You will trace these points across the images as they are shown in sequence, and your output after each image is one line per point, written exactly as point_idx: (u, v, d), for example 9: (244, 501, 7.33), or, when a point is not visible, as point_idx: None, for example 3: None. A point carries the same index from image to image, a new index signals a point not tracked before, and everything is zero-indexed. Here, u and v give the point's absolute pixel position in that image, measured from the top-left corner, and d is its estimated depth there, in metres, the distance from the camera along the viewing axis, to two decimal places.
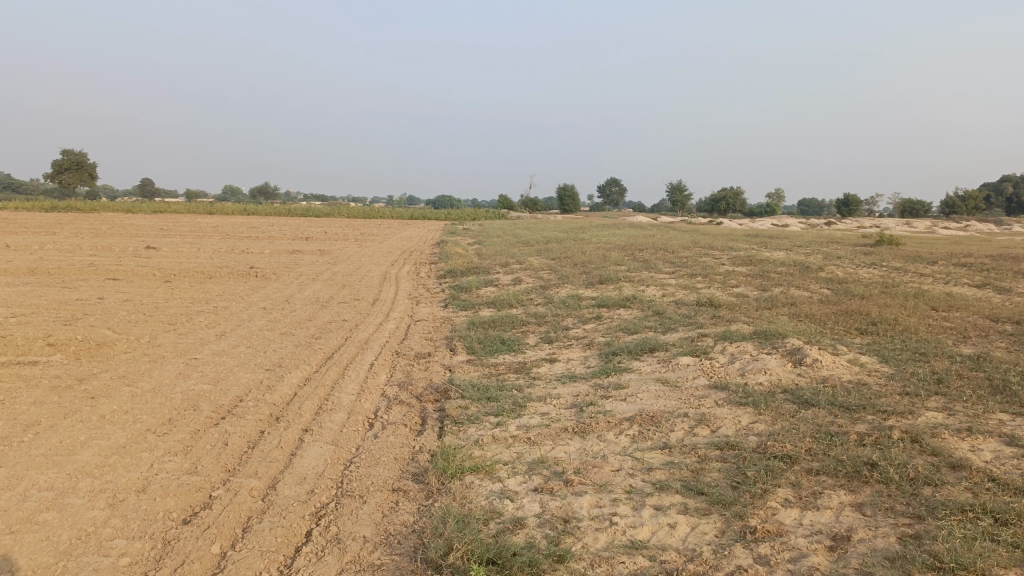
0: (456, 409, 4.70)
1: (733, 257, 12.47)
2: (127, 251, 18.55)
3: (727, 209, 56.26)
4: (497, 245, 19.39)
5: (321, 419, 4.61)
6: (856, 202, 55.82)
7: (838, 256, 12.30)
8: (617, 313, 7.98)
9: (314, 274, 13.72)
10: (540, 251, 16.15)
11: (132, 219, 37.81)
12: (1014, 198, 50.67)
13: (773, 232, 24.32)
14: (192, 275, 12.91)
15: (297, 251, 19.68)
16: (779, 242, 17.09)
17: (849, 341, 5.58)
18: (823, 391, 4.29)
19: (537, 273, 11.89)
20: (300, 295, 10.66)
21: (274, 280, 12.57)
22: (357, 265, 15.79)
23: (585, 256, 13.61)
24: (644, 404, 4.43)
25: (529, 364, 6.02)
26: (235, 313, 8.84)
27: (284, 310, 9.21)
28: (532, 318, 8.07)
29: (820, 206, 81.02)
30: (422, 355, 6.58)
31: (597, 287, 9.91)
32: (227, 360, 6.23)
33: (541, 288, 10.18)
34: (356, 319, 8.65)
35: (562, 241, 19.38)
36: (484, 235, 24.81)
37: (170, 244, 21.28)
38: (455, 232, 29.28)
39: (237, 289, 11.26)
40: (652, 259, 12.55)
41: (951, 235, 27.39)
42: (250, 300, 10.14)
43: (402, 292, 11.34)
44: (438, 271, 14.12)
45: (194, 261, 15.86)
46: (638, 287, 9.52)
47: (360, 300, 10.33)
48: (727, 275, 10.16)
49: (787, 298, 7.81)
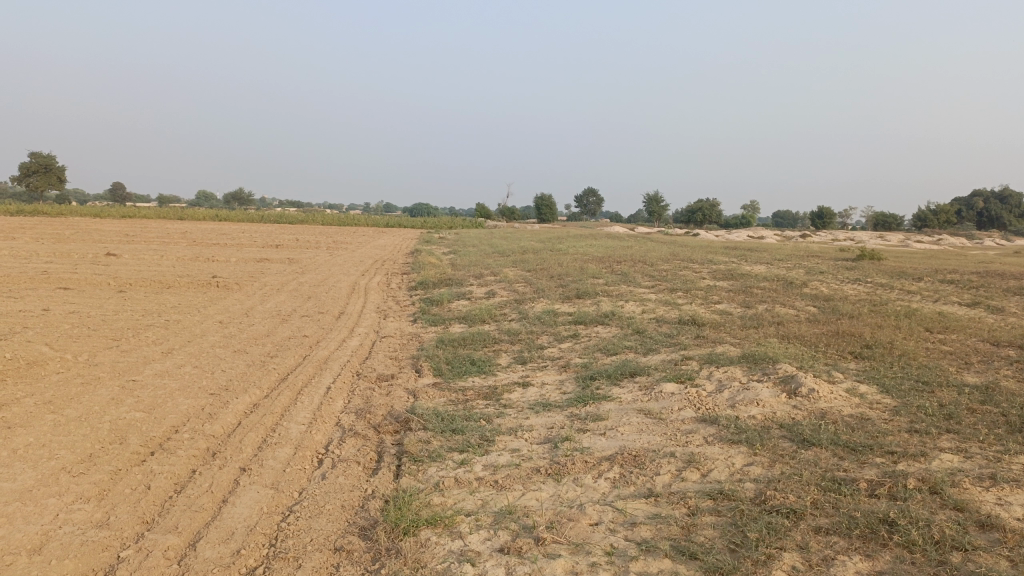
0: (416, 444, 4.21)
1: (714, 271, 12.11)
2: (86, 257, 17.79)
3: (704, 220, 56.38)
4: (472, 255, 18.90)
5: (263, 455, 4.09)
6: (830, 214, 56.14)
7: (821, 271, 11.98)
8: (594, 331, 7.53)
9: (279, 285, 13.13)
10: (516, 262, 15.72)
11: (99, 225, 36.75)
12: (985, 213, 51.30)
13: (750, 244, 24.18)
14: (150, 285, 12.26)
15: (265, 260, 19.06)
16: (759, 255, 16.85)
17: (845, 367, 5.17)
18: (825, 429, 3.85)
19: (512, 286, 11.42)
20: (261, 308, 10.10)
21: (236, 291, 11.97)
22: (326, 275, 15.24)
23: (562, 269, 13.18)
24: (625, 440, 3.97)
25: (499, 388, 5.54)
26: (188, 328, 8.27)
27: (242, 324, 8.65)
28: (505, 336, 7.60)
29: (795, 219, 81.59)
30: (385, 377, 6.07)
31: (574, 301, 9.47)
32: (168, 383, 5.68)
33: (515, 302, 9.71)
34: (317, 335, 8.12)
35: (539, 252, 18.98)
36: (458, 245, 24.31)
37: (133, 251, 20.54)
38: (431, 240, 28.77)
39: (196, 300, 10.67)
40: (631, 271, 12.14)
41: (925, 249, 27.39)
42: (207, 312, 9.56)
43: (370, 305, 10.81)
44: (410, 282, 13.62)
45: (154, 270, 15.18)
46: (617, 302, 9.09)
47: (324, 313, 9.78)
48: (709, 290, 9.77)
49: (773, 317, 7.41)
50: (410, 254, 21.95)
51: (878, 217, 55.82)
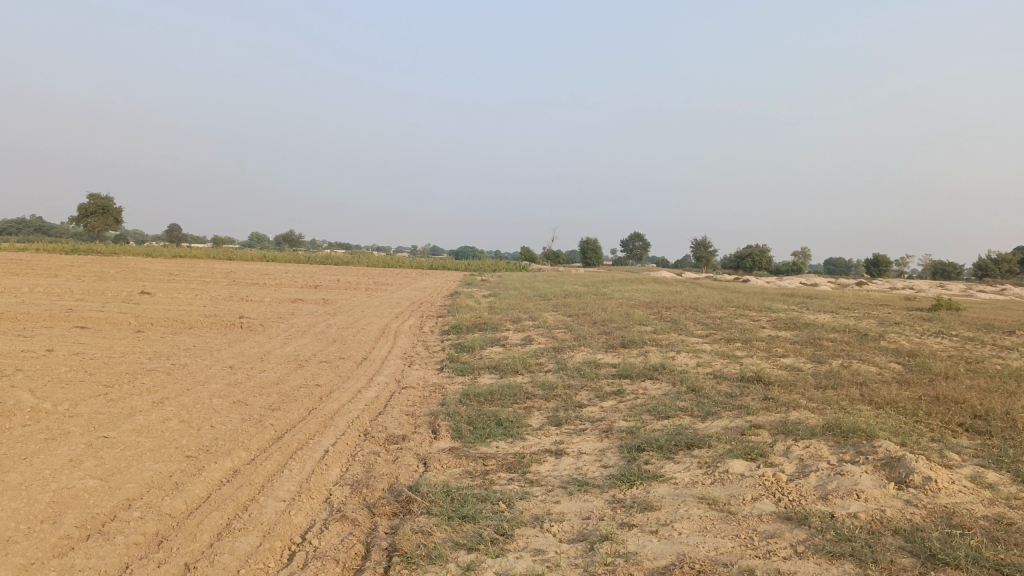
0: (414, 537, 3.30)
1: (773, 320, 11.07)
2: (119, 296, 17.42)
3: (753, 266, 54.93)
4: (512, 299, 18.06)
5: (219, 548, 3.23)
6: (886, 262, 54.16)
7: (894, 321, 10.84)
8: (642, 387, 6.55)
9: (306, 327, 12.41)
10: (557, 306, 14.86)
11: (147, 263, 37.00)
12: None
13: (803, 292, 22.99)
14: (171, 325, 11.68)
15: (299, 301, 18.43)
16: (819, 303, 15.70)
17: (959, 446, 4.12)
18: (960, 540, 2.83)
19: (551, 332, 10.54)
20: (278, 352, 9.36)
21: (259, 332, 11.28)
22: (359, 317, 14.57)
23: (606, 314, 12.26)
24: (684, 544, 3.00)
25: (527, 458, 4.61)
26: (191, 374, 7.52)
27: (252, 370, 7.87)
28: (539, 390, 6.67)
29: (847, 266, 79.33)
30: (394, 439, 5.18)
31: (618, 351, 8.53)
32: (142, 442, 4.88)
33: (553, 351, 8.79)
34: (331, 384, 7.29)
35: (581, 296, 18.13)
36: (498, 288, 23.51)
37: (167, 290, 20.15)
38: (472, 282, 28.14)
39: (213, 342, 10.00)
40: (681, 319, 11.17)
41: (991, 299, 25.77)
42: (219, 356, 8.84)
43: (396, 350, 9.98)
44: (444, 326, 12.83)
45: (182, 309, 14.65)
46: (667, 353, 8.12)
47: (344, 359, 8.97)
48: (771, 341, 8.75)
49: (851, 377, 6.37)
50: (447, 297, 21.22)
51: (936, 266, 53.72)
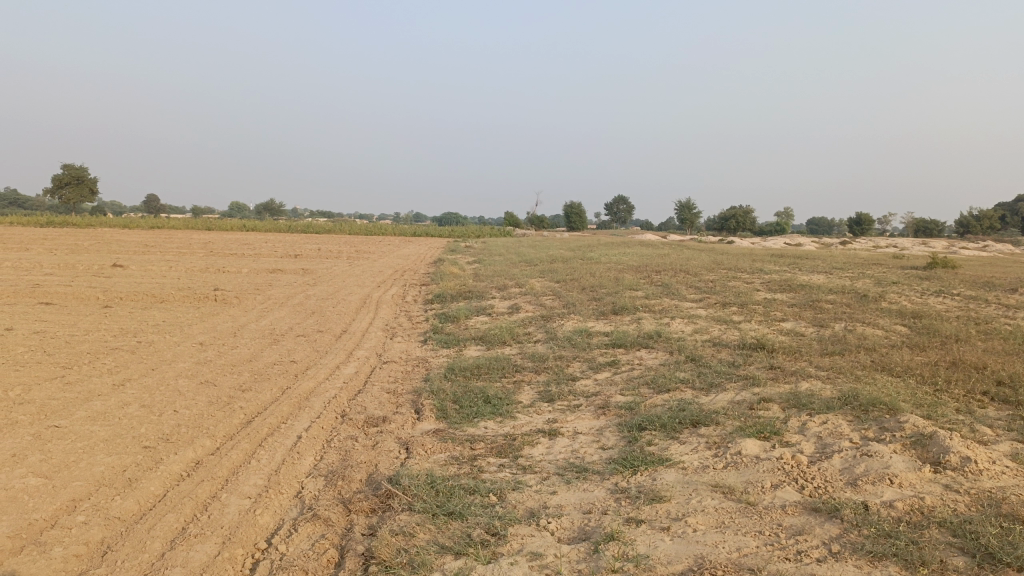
0: (393, 540, 2.91)
1: (767, 282, 10.73)
2: (91, 269, 16.82)
3: (737, 227, 54.77)
4: (497, 265, 17.62)
5: (171, 561, 2.83)
6: (869, 221, 54.09)
7: (892, 280, 10.52)
8: (638, 357, 6.17)
9: (283, 299, 11.94)
10: (544, 272, 14.47)
11: (123, 235, 36.11)
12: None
13: (788, 251, 22.80)
14: (141, 299, 11.17)
15: (278, 271, 17.88)
16: (810, 263, 15.40)
17: (991, 419, 3.77)
18: (1017, 534, 2.48)
19: (538, 299, 10.13)
20: (253, 326, 8.90)
21: (234, 305, 10.81)
22: (339, 287, 14.11)
23: (595, 279, 11.88)
24: (702, 544, 2.63)
25: (519, 440, 4.23)
26: (158, 352, 7.07)
27: (223, 346, 7.42)
28: (529, 363, 6.28)
29: (829, 225, 79.47)
30: (374, 421, 4.78)
31: (609, 318, 8.15)
32: (95, 432, 4.45)
33: (542, 319, 8.40)
34: (307, 360, 6.86)
35: (567, 261, 17.73)
36: (482, 255, 23.06)
37: (142, 262, 19.51)
38: (455, 249, 27.69)
39: (184, 317, 9.52)
40: (672, 282, 10.80)
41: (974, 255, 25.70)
42: (190, 331, 8.37)
43: (377, 322, 9.55)
44: (427, 295, 12.39)
45: (155, 282, 14.11)
46: (661, 320, 7.76)
47: (322, 333, 8.52)
48: (768, 305, 8.42)
49: (857, 342, 6.02)
50: (430, 264, 20.74)
51: (919, 224, 53.79)
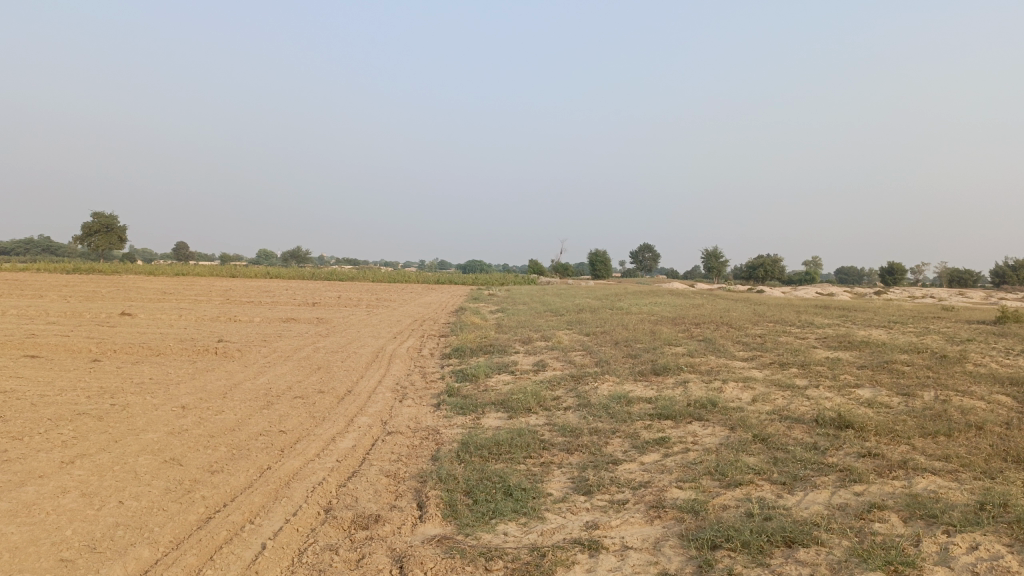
0: None
1: (823, 338, 9.63)
2: (97, 318, 16.12)
3: (765, 276, 53.51)
4: (520, 315, 16.62)
5: None
6: (901, 270, 52.54)
7: (965, 337, 9.37)
8: (691, 433, 5.10)
9: (289, 352, 11.00)
10: (572, 324, 13.45)
11: (148, 282, 35.84)
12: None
13: (826, 302, 21.54)
14: (137, 352, 10.30)
15: (291, 320, 17.06)
16: (861, 316, 14.24)
17: None
18: None
19: (567, 355, 9.10)
20: (248, 385, 7.94)
21: (234, 360, 9.88)
22: (353, 339, 13.18)
23: (629, 333, 10.83)
24: None
25: (551, 557, 3.18)
26: (130, 419, 6.12)
27: (207, 411, 6.46)
28: (559, 438, 5.24)
29: (859, 274, 77.83)
30: (364, 521, 3.76)
31: (651, 380, 7.09)
32: (6, 536, 3.48)
33: (572, 380, 7.36)
34: (298, 430, 5.86)
35: (595, 311, 16.73)
36: (505, 303, 22.14)
37: (152, 310, 18.75)
38: (478, 298, 26.80)
39: (174, 373, 8.59)
40: (716, 338, 9.73)
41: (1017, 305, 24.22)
42: (175, 391, 7.44)
43: (387, 380, 8.56)
44: (445, 348, 11.41)
45: (159, 332, 13.28)
46: (712, 383, 6.69)
47: (323, 394, 7.54)
48: (833, 366, 7.32)
49: (963, 419, 4.92)
50: (451, 313, 19.82)
51: (953, 274, 52.20)
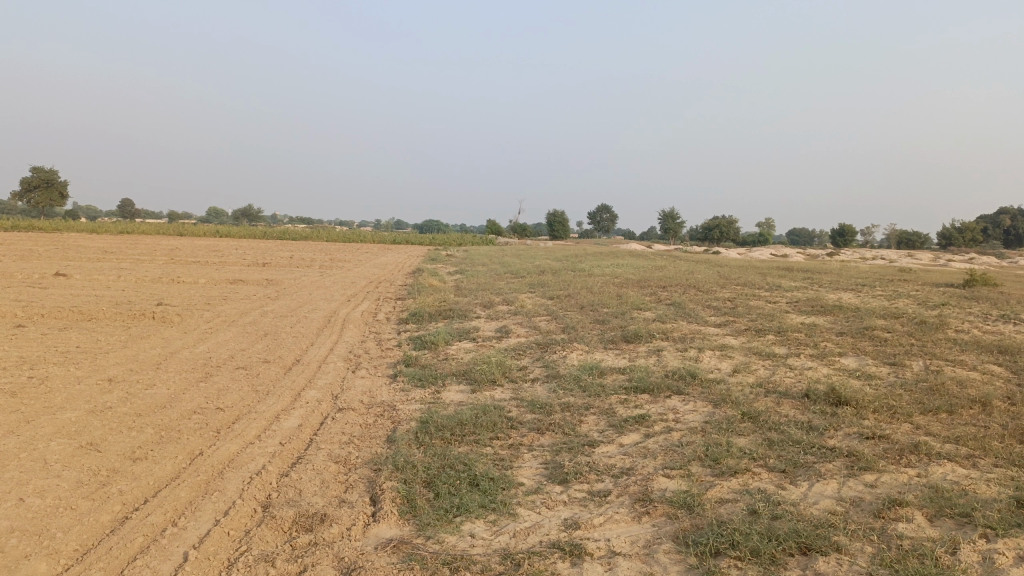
0: None
1: (794, 302, 9.32)
2: (30, 278, 15.11)
3: (721, 238, 53.75)
4: (480, 277, 16.10)
5: None
6: (852, 231, 53.26)
7: (938, 301, 9.14)
8: (672, 409, 4.68)
9: (235, 317, 10.31)
10: (534, 286, 12.97)
11: (90, 241, 34.36)
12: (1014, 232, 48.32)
13: (786, 264, 21.43)
14: (67, 317, 9.51)
15: (240, 281, 16.25)
16: (826, 278, 14.04)
17: None
18: None
19: (531, 321, 8.62)
20: (186, 354, 7.29)
21: (173, 326, 9.18)
22: (304, 302, 12.53)
23: (594, 296, 10.40)
24: None
25: (528, 566, 2.71)
26: (47, 394, 5.46)
27: (136, 385, 5.82)
28: (528, 415, 4.76)
29: (811, 236, 78.98)
30: (307, 520, 3.24)
31: (622, 348, 6.66)
32: None
33: (539, 349, 6.88)
34: (237, 407, 5.28)
35: (557, 272, 16.28)
36: (464, 264, 21.57)
37: (89, 271, 17.67)
38: (435, 258, 26.18)
39: (105, 341, 7.88)
40: (686, 302, 9.35)
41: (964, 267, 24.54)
42: (103, 362, 6.76)
43: (340, 348, 7.99)
44: (402, 312, 10.84)
45: (95, 295, 12.43)
46: (688, 352, 6.28)
47: (268, 364, 6.94)
48: (811, 333, 6.98)
49: (962, 393, 4.57)
50: (408, 274, 19.21)
51: (903, 236, 53.12)
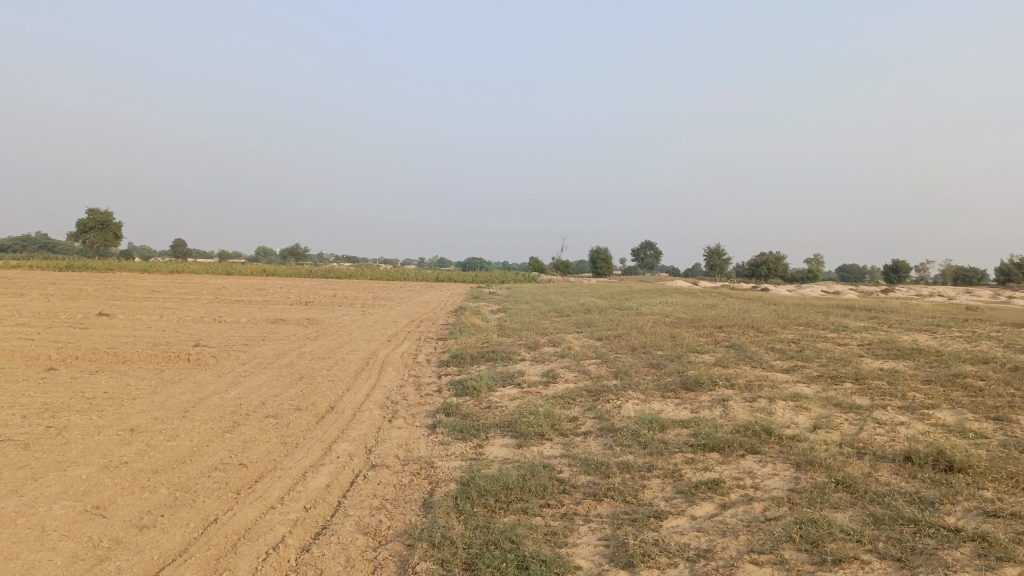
0: None
1: (866, 344, 8.60)
2: (74, 318, 15.07)
3: (769, 274, 52.54)
4: (524, 315, 15.60)
5: None
6: (907, 267, 51.54)
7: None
8: (749, 472, 4.07)
9: (271, 359, 9.95)
10: (581, 326, 12.41)
11: (139, 280, 34.88)
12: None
13: (841, 302, 20.52)
14: (100, 360, 9.25)
15: (280, 321, 16.02)
16: (892, 317, 13.19)
17: None
18: None
19: (580, 365, 8.07)
20: (216, 401, 6.90)
21: (207, 369, 8.84)
22: (344, 342, 12.17)
23: (646, 337, 9.81)
24: None
25: None
26: (62, 446, 5.07)
27: (157, 437, 5.41)
28: (582, 478, 4.20)
29: (860, 272, 77.10)
30: None
31: (683, 397, 6.05)
32: None
33: (590, 397, 6.32)
34: (263, 463, 4.83)
35: (604, 311, 15.70)
36: (507, 303, 21.11)
37: (133, 310, 17.66)
38: (477, 296, 25.79)
39: (135, 386, 7.55)
40: (746, 344, 8.71)
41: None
42: (128, 409, 6.39)
43: (377, 393, 7.52)
44: (443, 354, 10.37)
45: (134, 335, 12.23)
46: (757, 403, 5.65)
47: (300, 412, 6.49)
48: (893, 380, 6.29)
49: None
50: (450, 313, 18.83)
51: (960, 271, 51.26)
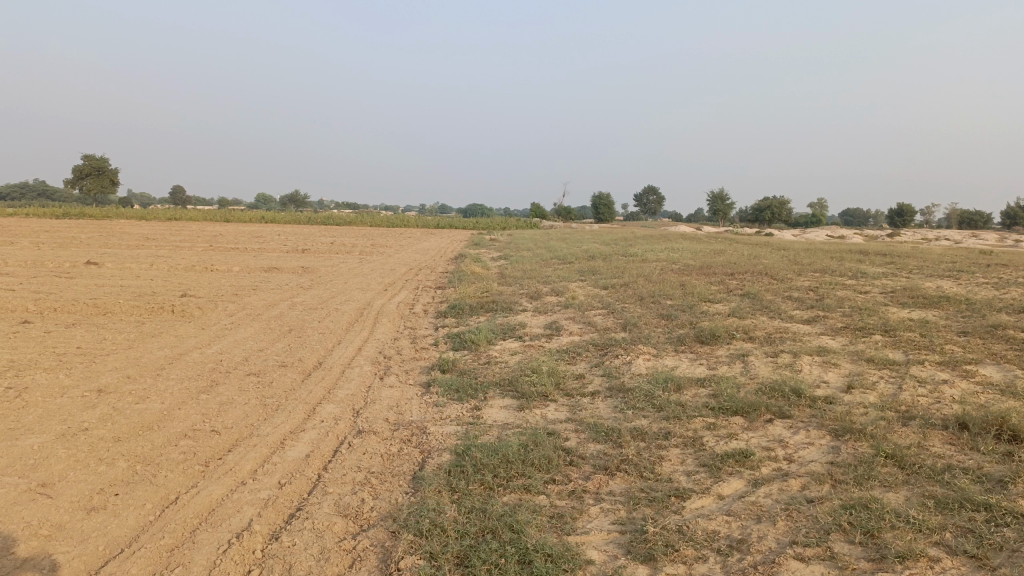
0: None
1: (889, 291, 8.10)
2: (61, 267, 14.57)
3: (773, 219, 51.87)
4: (525, 262, 15.08)
5: None
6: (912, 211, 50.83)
7: None
8: (780, 441, 3.60)
9: (261, 310, 9.48)
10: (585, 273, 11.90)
11: (135, 227, 34.29)
12: None
13: (850, 246, 19.99)
14: (80, 312, 8.77)
15: (274, 269, 15.51)
16: (909, 262, 12.68)
17: None
18: None
19: (585, 316, 7.57)
20: (196, 357, 6.44)
21: (191, 321, 8.37)
22: (338, 291, 11.69)
23: (654, 285, 9.30)
24: None
25: None
26: (18, 411, 4.61)
27: (125, 399, 4.95)
28: (591, 448, 3.73)
29: (864, 216, 76.31)
30: None
31: (697, 352, 5.57)
32: None
33: (597, 352, 5.83)
34: (236, 429, 4.36)
35: (608, 258, 15.19)
36: (507, 249, 20.60)
37: (124, 258, 17.16)
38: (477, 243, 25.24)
39: (111, 340, 7.07)
40: (761, 291, 8.20)
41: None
42: (99, 366, 5.93)
43: (369, 347, 7.05)
44: (441, 304, 9.90)
45: (121, 285, 11.74)
46: (779, 359, 5.16)
47: (284, 369, 6.03)
48: (925, 332, 5.79)
49: None
50: (449, 260, 18.33)
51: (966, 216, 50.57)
